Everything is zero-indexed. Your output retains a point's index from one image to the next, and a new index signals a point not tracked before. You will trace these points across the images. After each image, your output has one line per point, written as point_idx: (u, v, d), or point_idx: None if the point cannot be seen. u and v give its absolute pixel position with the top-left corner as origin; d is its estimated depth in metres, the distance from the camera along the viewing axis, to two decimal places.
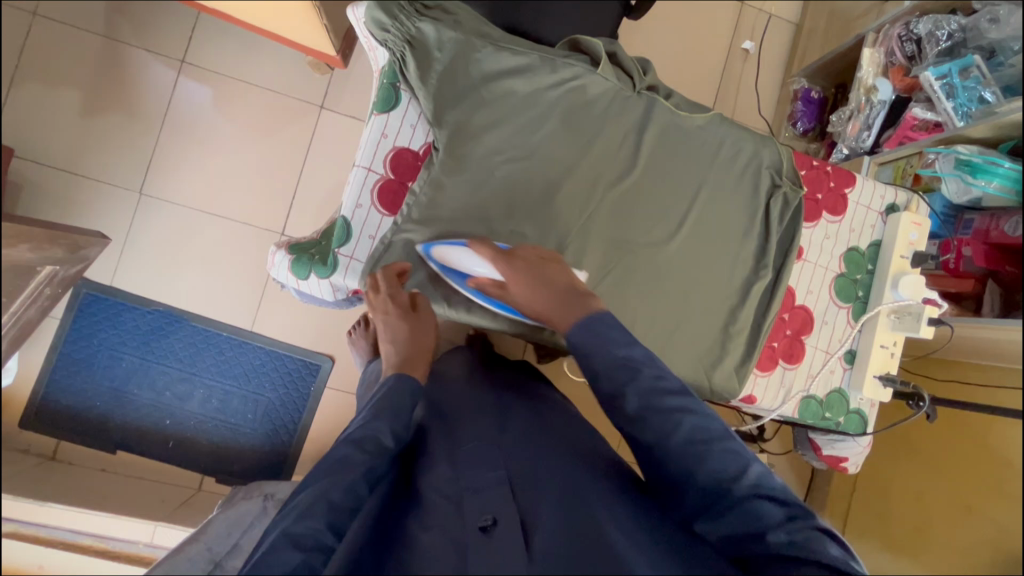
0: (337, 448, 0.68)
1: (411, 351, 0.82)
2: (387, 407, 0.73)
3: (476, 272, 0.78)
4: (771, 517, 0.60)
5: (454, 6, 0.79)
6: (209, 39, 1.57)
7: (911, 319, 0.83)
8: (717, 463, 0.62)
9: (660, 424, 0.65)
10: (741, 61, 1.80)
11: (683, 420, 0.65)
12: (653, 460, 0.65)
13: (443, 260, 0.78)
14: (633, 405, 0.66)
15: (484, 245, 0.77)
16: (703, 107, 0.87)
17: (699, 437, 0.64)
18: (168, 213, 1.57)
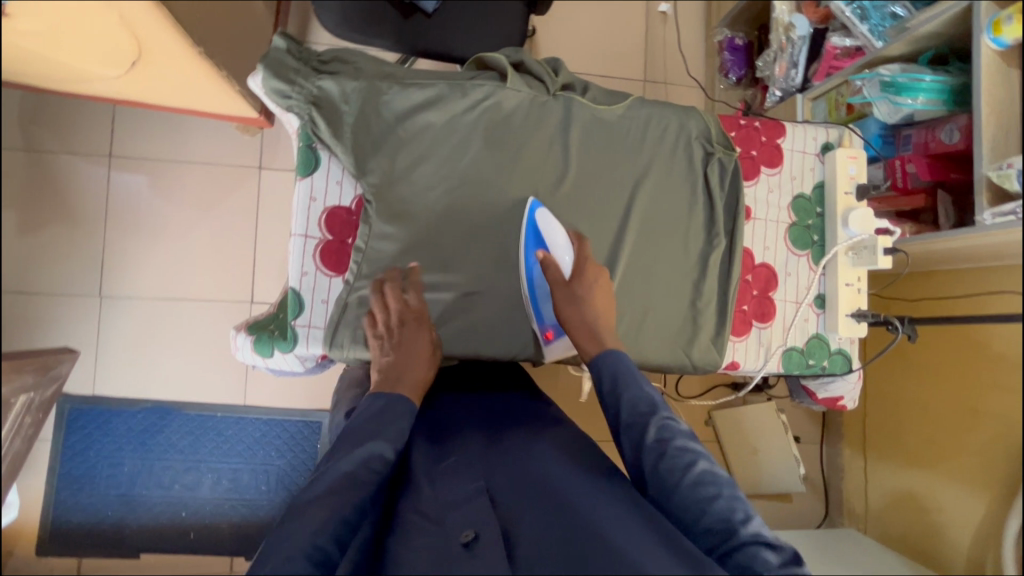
0: (338, 464, 0.62)
1: (416, 353, 0.76)
2: (389, 424, 0.68)
3: (554, 255, 0.80)
4: (771, 560, 0.59)
5: (350, 54, 0.78)
6: (133, 126, 1.55)
7: (868, 252, 0.83)
8: (727, 505, 0.61)
9: (675, 458, 0.64)
10: (661, 24, 1.81)
11: (692, 455, 0.64)
12: (661, 496, 0.64)
13: (541, 221, 0.80)
14: (649, 431, 0.67)
15: (582, 242, 0.80)
16: (621, 94, 0.87)
17: (711, 479, 0.63)
18: (132, 310, 1.55)
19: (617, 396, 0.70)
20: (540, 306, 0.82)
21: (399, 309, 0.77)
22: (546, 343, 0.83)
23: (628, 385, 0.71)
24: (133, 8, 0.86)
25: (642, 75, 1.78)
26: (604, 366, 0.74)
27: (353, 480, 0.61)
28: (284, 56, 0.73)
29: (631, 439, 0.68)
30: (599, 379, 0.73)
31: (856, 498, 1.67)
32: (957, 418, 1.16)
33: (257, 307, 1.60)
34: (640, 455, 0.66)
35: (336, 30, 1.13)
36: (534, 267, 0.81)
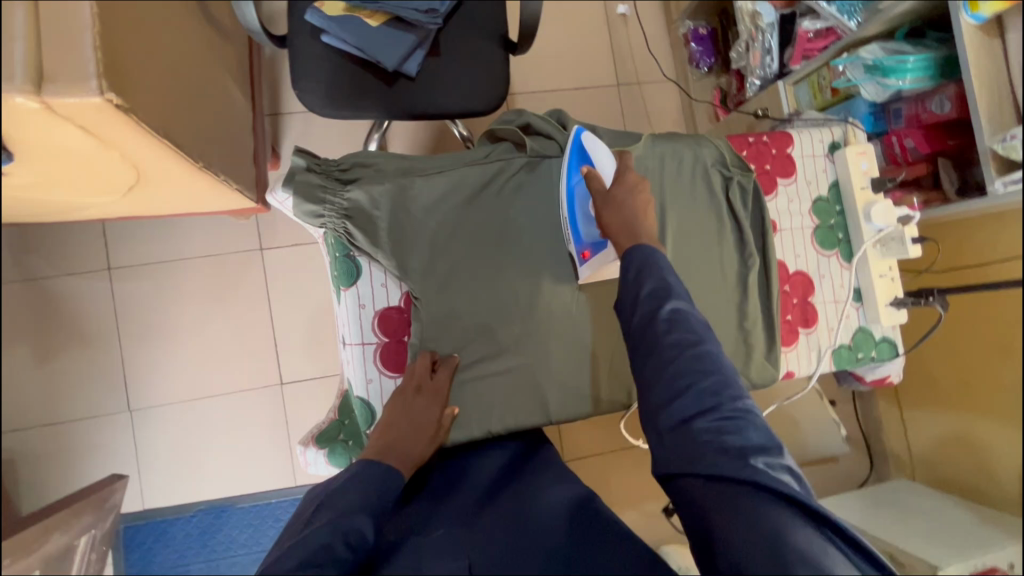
0: (315, 533, 0.60)
1: (410, 418, 0.76)
2: (371, 494, 0.66)
3: (596, 164, 0.81)
4: (752, 440, 0.61)
5: (370, 157, 0.80)
6: (126, 235, 1.53)
7: (896, 244, 0.87)
8: (721, 383, 0.63)
9: (682, 334, 0.66)
10: (623, 25, 1.82)
11: (696, 338, 0.66)
12: (658, 366, 0.66)
13: (589, 142, 0.82)
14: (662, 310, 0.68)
15: (626, 156, 0.81)
16: (632, 137, 0.89)
17: (712, 359, 0.65)
18: (163, 417, 1.53)
19: (641, 278, 0.70)
20: (579, 225, 0.80)
21: (419, 373, 0.78)
22: (581, 262, 0.81)
23: (651, 270, 0.71)
24: (136, 147, 0.84)
25: (615, 79, 1.79)
26: (631, 253, 0.73)
27: (330, 553, 0.58)
28: (308, 175, 0.76)
29: (642, 313, 0.69)
30: (624, 265, 0.72)
31: (900, 446, 1.70)
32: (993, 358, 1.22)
33: (287, 387, 1.58)
34: (649, 328, 0.68)
35: (322, 110, 1.12)
36: (574, 181, 0.81)
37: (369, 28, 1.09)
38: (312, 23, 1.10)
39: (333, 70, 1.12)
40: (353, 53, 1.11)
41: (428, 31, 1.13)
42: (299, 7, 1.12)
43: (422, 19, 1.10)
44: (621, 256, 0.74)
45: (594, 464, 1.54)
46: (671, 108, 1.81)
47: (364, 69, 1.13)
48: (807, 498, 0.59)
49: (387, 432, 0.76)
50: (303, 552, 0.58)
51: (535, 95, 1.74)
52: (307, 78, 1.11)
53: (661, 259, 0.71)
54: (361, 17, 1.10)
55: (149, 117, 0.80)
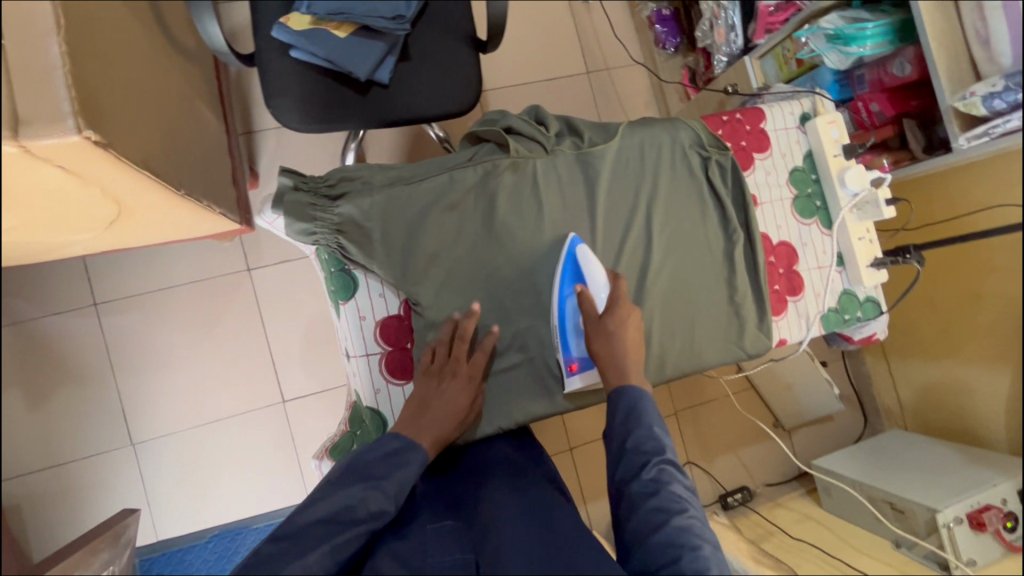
0: (342, 493, 0.66)
1: (445, 400, 0.77)
2: (398, 471, 0.70)
3: (588, 284, 0.82)
4: None
5: (354, 169, 0.80)
6: (109, 269, 1.51)
7: (872, 207, 0.92)
8: (703, 559, 0.63)
9: (666, 498, 0.68)
10: (586, 12, 1.83)
11: (681, 503, 0.68)
12: (640, 532, 0.67)
13: (583, 257, 0.82)
14: (647, 471, 0.70)
15: (620, 283, 0.82)
16: (609, 126, 0.91)
17: (694, 530, 0.65)
18: (166, 447, 1.52)
19: (628, 429, 0.73)
20: (568, 338, 0.83)
21: (457, 357, 0.78)
22: (570, 374, 0.83)
23: (638, 420, 0.74)
24: (117, 181, 0.83)
25: (584, 67, 1.80)
26: (621, 397, 0.76)
27: (349, 514, 0.65)
28: (296, 195, 0.77)
29: (628, 471, 0.72)
30: (613, 409, 0.76)
31: (889, 398, 1.75)
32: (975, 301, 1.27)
33: (290, 404, 1.57)
34: (632, 487, 0.70)
35: (298, 125, 1.12)
36: (566, 296, 0.82)
37: (338, 39, 1.08)
38: (279, 39, 1.09)
39: (306, 85, 1.11)
40: (323, 65, 1.10)
41: (396, 37, 1.12)
42: (264, 23, 1.11)
43: (390, 27, 1.09)
44: (611, 395, 0.78)
45: (600, 447, 1.57)
46: (642, 91, 1.83)
47: (336, 81, 1.13)
48: None
49: (421, 411, 0.76)
50: (330, 508, 0.65)
51: (507, 90, 1.75)
52: (281, 95, 1.11)
53: (648, 411, 0.74)
54: (327, 29, 1.09)
55: (128, 150, 0.79)
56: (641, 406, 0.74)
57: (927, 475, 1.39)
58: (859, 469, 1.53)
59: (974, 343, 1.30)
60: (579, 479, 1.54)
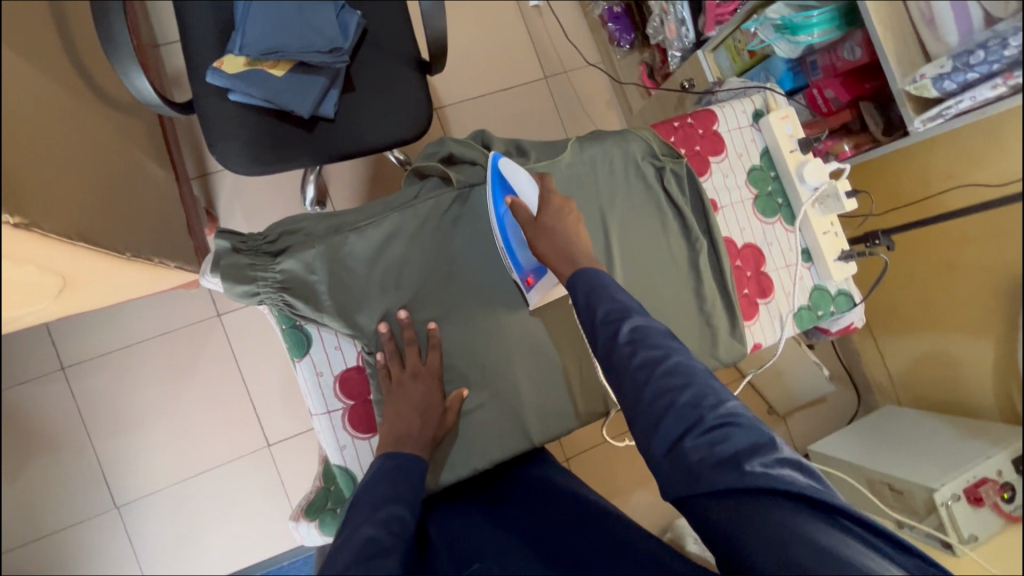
0: (363, 526, 0.62)
1: (406, 406, 0.77)
2: (407, 479, 0.71)
3: (517, 188, 0.81)
4: (743, 445, 0.59)
5: (294, 221, 0.78)
6: (73, 330, 1.46)
7: (832, 200, 0.90)
8: (697, 395, 0.62)
9: (648, 352, 0.66)
10: (538, 17, 1.80)
11: (663, 349, 0.66)
12: (634, 392, 0.65)
13: (507, 167, 0.81)
14: (623, 330, 0.68)
15: (546, 179, 0.82)
16: (558, 145, 0.89)
17: (682, 369, 0.64)
18: (151, 506, 1.48)
19: (594, 302, 0.70)
20: (516, 254, 0.80)
21: (411, 363, 0.78)
22: (529, 289, 0.81)
23: (603, 290, 0.72)
24: (50, 257, 0.80)
25: (541, 73, 1.78)
26: (579, 281, 0.74)
27: (379, 543, 0.61)
28: (234, 256, 0.74)
29: (605, 340, 0.69)
30: (573, 291, 0.73)
31: (880, 373, 1.73)
32: (952, 273, 1.26)
33: (276, 447, 1.54)
34: (614, 352, 0.67)
35: (246, 169, 1.08)
36: (502, 210, 0.80)
37: (275, 78, 1.05)
38: (215, 83, 1.05)
39: (249, 128, 1.08)
40: (264, 105, 1.07)
41: (336, 70, 1.09)
42: (197, 69, 1.07)
43: (327, 61, 1.06)
44: (569, 284, 0.75)
45: (595, 456, 1.55)
46: (602, 91, 1.81)
47: (280, 120, 1.09)
48: (815, 488, 0.57)
49: (398, 426, 0.76)
50: (353, 546, 0.60)
51: (465, 104, 1.72)
52: (223, 141, 1.07)
53: (607, 280, 0.72)
54: (263, 68, 1.05)
55: (54, 225, 0.76)
56: (599, 278, 0.72)
57: (923, 454, 1.38)
58: (857, 453, 1.52)
59: (955, 314, 1.29)
60: None
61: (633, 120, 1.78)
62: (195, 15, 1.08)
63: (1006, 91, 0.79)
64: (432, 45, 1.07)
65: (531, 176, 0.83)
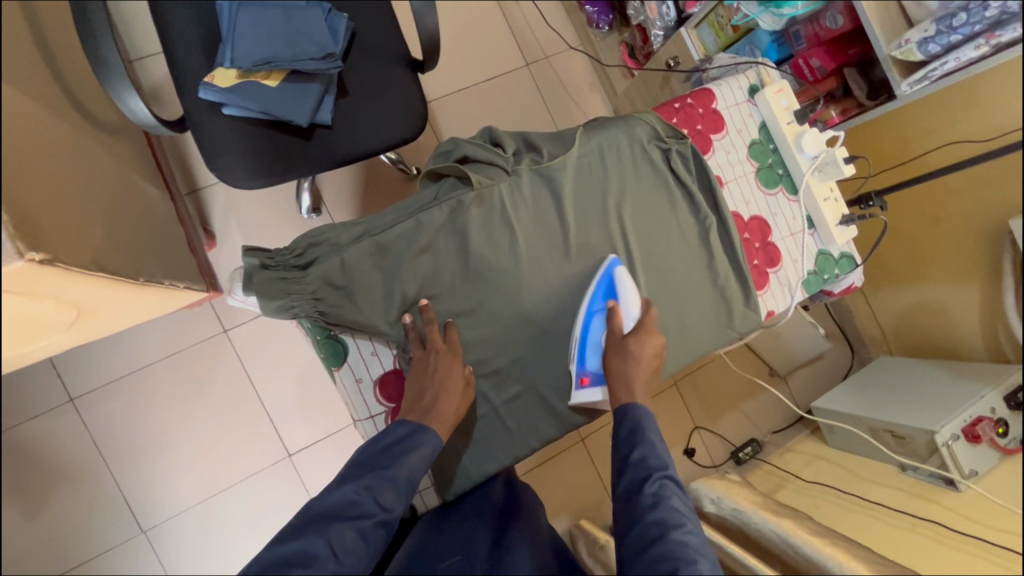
0: (346, 488, 0.68)
1: (426, 383, 0.81)
2: (410, 453, 0.74)
3: (621, 303, 0.85)
4: None
5: (318, 232, 0.81)
6: (77, 361, 1.44)
7: (830, 167, 0.94)
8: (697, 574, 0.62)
9: (670, 514, 0.67)
10: (515, 4, 1.79)
11: (683, 518, 0.67)
12: (637, 546, 0.67)
13: (619, 274, 0.86)
14: (648, 486, 0.70)
15: (650, 308, 0.85)
16: (566, 135, 0.92)
17: (691, 547, 0.64)
18: (177, 528, 1.47)
19: (633, 441, 0.75)
20: (586, 352, 0.86)
21: (433, 342, 0.82)
22: (580, 387, 0.86)
23: (647, 434, 0.75)
24: (70, 290, 0.79)
25: (522, 61, 1.77)
26: (625, 413, 0.78)
27: (358, 509, 0.67)
28: (265, 273, 0.79)
29: (631, 482, 0.73)
30: (618, 421, 0.78)
31: (871, 326, 1.80)
32: (930, 228, 1.34)
33: (296, 457, 1.54)
34: (636, 499, 0.70)
35: (248, 183, 1.07)
36: (597, 310, 0.86)
37: (270, 88, 1.04)
38: (207, 99, 1.03)
39: (247, 142, 1.07)
40: (261, 117, 1.06)
41: (330, 76, 1.08)
42: (187, 85, 1.05)
43: (322, 67, 1.05)
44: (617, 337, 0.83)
45: (610, 431, 1.57)
46: (585, 74, 1.82)
47: (278, 131, 1.08)
48: None
49: (420, 397, 0.80)
50: (336, 501, 0.67)
51: (450, 98, 1.71)
52: (222, 156, 1.06)
53: (651, 427, 0.76)
54: (257, 80, 1.04)
55: (73, 258, 0.76)
56: (644, 420, 0.76)
57: (921, 396, 1.44)
58: (858, 404, 1.60)
59: (942, 263, 1.35)
60: (594, 467, 1.53)
61: (618, 101, 1.79)
62: (180, 31, 1.06)
63: (989, 50, 0.84)
64: (425, 43, 1.07)
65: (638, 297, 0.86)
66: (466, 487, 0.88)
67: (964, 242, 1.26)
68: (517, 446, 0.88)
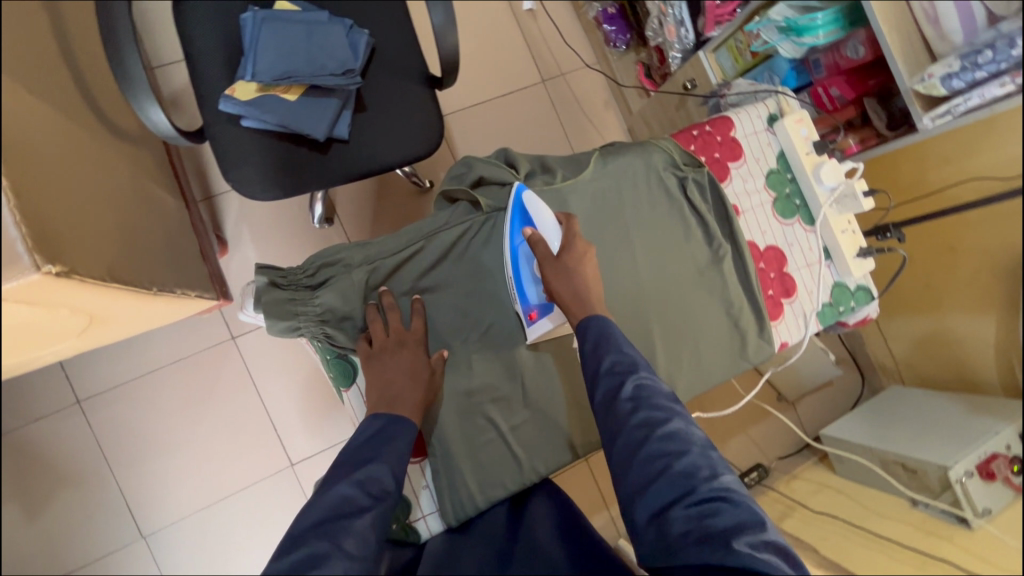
0: (338, 487, 0.67)
1: (391, 367, 0.81)
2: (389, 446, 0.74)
3: (536, 225, 0.84)
4: (729, 521, 0.58)
5: (331, 251, 0.83)
6: (87, 363, 1.44)
7: (850, 200, 0.92)
8: (692, 463, 0.62)
9: (652, 413, 0.67)
10: (533, 21, 1.80)
11: (668, 412, 0.67)
12: (627, 450, 0.65)
13: (528, 201, 0.84)
14: (626, 388, 0.70)
15: (571, 222, 0.84)
16: (579, 160, 0.93)
17: (680, 435, 0.64)
18: (176, 535, 1.47)
19: (601, 352, 0.73)
20: (525, 288, 0.85)
21: (395, 330, 0.83)
22: (530, 322, 0.86)
23: (613, 342, 0.75)
24: (84, 299, 0.79)
25: (538, 77, 1.78)
26: (589, 326, 0.77)
27: (353, 505, 0.66)
28: (275, 291, 0.80)
29: (607, 392, 0.71)
30: (584, 335, 0.77)
31: (883, 354, 1.77)
32: (947, 259, 1.32)
33: (299, 466, 1.53)
34: (614, 405, 0.69)
35: (263, 195, 1.08)
36: (518, 242, 0.85)
37: (288, 102, 1.05)
38: (227, 111, 1.04)
39: (263, 154, 1.07)
40: (278, 130, 1.06)
41: (348, 91, 1.08)
42: (207, 97, 1.06)
43: (341, 83, 1.06)
44: (579, 324, 0.79)
45: None
46: (600, 92, 1.82)
47: (294, 143, 1.09)
48: None
49: (386, 386, 0.80)
50: (330, 503, 0.65)
51: (465, 112, 1.72)
52: (238, 168, 1.06)
53: (616, 333, 0.75)
54: (276, 93, 1.05)
55: (89, 268, 0.76)
56: (609, 328, 0.76)
57: (934, 429, 1.41)
58: (867, 434, 1.57)
59: (956, 296, 1.32)
60: (598, 488, 1.52)
61: (632, 120, 1.79)
62: (202, 43, 1.07)
63: (1015, 89, 0.82)
64: (444, 62, 1.07)
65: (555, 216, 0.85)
66: (472, 514, 0.85)
67: (980, 275, 1.24)
68: (524, 471, 0.87)
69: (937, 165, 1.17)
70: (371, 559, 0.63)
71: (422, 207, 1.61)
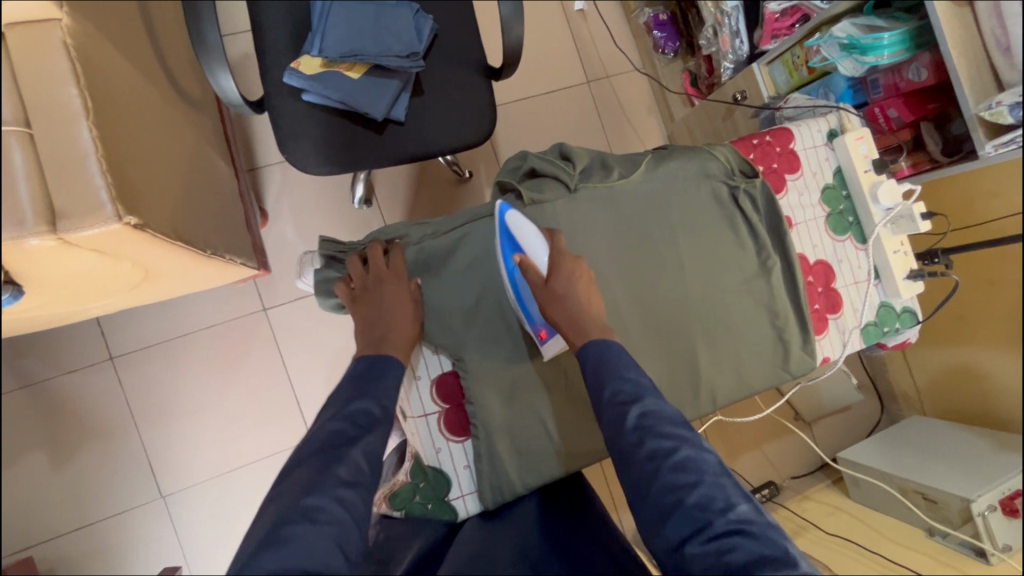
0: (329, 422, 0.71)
1: (368, 303, 0.84)
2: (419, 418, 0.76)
3: (526, 251, 0.84)
4: (752, 554, 0.58)
5: (390, 230, 0.93)
6: (124, 321, 1.47)
7: (906, 220, 0.94)
8: (705, 495, 0.62)
9: (658, 444, 0.66)
10: (583, 22, 1.81)
11: (674, 441, 0.67)
12: (640, 483, 0.66)
13: (512, 224, 0.84)
14: (631, 416, 0.70)
15: (555, 237, 0.86)
16: (633, 159, 0.94)
17: (692, 466, 0.64)
18: (193, 498, 1.49)
19: (602, 382, 0.73)
20: (529, 308, 0.86)
21: (376, 268, 0.86)
22: (540, 341, 0.86)
23: (610, 371, 0.75)
24: (148, 254, 0.81)
25: (583, 77, 1.79)
26: (588, 350, 0.78)
27: (343, 437, 0.70)
28: (330, 270, 0.91)
29: (611, 421, 0.71)
30: (585, 362, 0.78)
31: (906, 384, 1.76)
32: (986, 293, 1.31)
33: None
34: (620, 436, 0.69)
35: (316, 169, 1.09)
36: (512, 269, 0.84)
37: (352, 81, 1.06)
38: (290, 84, 1.06)
39: (320, 128, 1.08)
40: (337, 106, 1.07)
41: (409, 74, 1.10)
42: (272, 69, 1.08)
43: (404, 65, 1.07)
44: (579, 351, 0.80)
45: None
46: (643, 97, 1.82)
47: (351, 122, 1.10)
48: None
49: (371, 328, 0.82)
50: (326, 439, 0.69)
51: (508, 106, 1.72)
52: (294, 140, 1.08)
53: (613, 361, 0.75)
54: (340, 70, 1.06)
55: (158, 223, 0.77)
56: (607, 358, 0.76)
57: (957, 461, 1.40)
58: (880, 457, 1.55)
59: (990, 331, 1.32)
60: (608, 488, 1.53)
61: (674, 127, 1.79)
62: (272, 17, 1.09)
63: None
64: (507, 53, 1.08)
65: (541, 231, 0.86)
66: (508, 499, 0.87)
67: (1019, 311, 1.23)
68: (557, 462, 0.88)
69: (986, 198, 1.17)
70: (368, 483, 0.67)
71: (460, 197, 1.62)
